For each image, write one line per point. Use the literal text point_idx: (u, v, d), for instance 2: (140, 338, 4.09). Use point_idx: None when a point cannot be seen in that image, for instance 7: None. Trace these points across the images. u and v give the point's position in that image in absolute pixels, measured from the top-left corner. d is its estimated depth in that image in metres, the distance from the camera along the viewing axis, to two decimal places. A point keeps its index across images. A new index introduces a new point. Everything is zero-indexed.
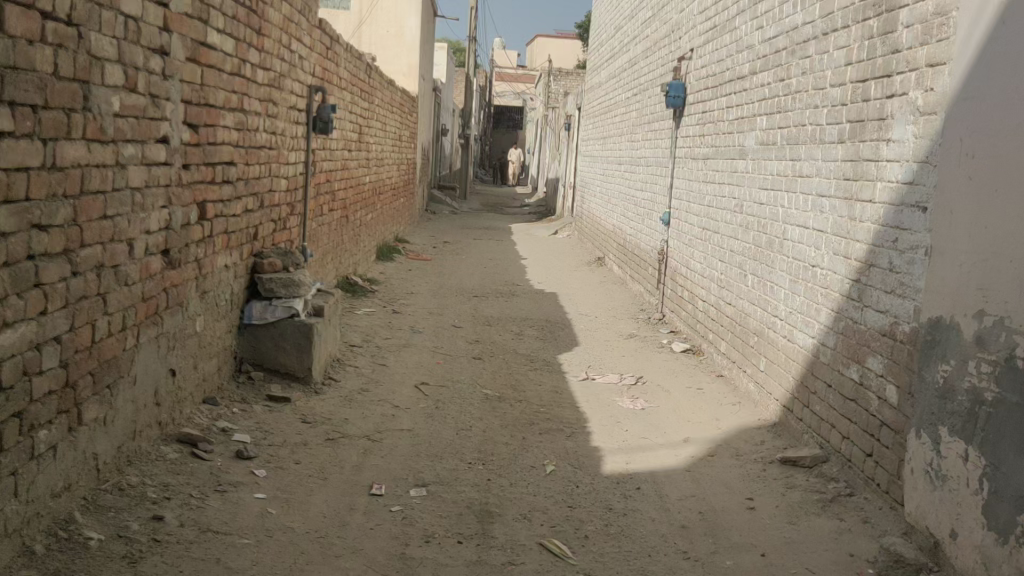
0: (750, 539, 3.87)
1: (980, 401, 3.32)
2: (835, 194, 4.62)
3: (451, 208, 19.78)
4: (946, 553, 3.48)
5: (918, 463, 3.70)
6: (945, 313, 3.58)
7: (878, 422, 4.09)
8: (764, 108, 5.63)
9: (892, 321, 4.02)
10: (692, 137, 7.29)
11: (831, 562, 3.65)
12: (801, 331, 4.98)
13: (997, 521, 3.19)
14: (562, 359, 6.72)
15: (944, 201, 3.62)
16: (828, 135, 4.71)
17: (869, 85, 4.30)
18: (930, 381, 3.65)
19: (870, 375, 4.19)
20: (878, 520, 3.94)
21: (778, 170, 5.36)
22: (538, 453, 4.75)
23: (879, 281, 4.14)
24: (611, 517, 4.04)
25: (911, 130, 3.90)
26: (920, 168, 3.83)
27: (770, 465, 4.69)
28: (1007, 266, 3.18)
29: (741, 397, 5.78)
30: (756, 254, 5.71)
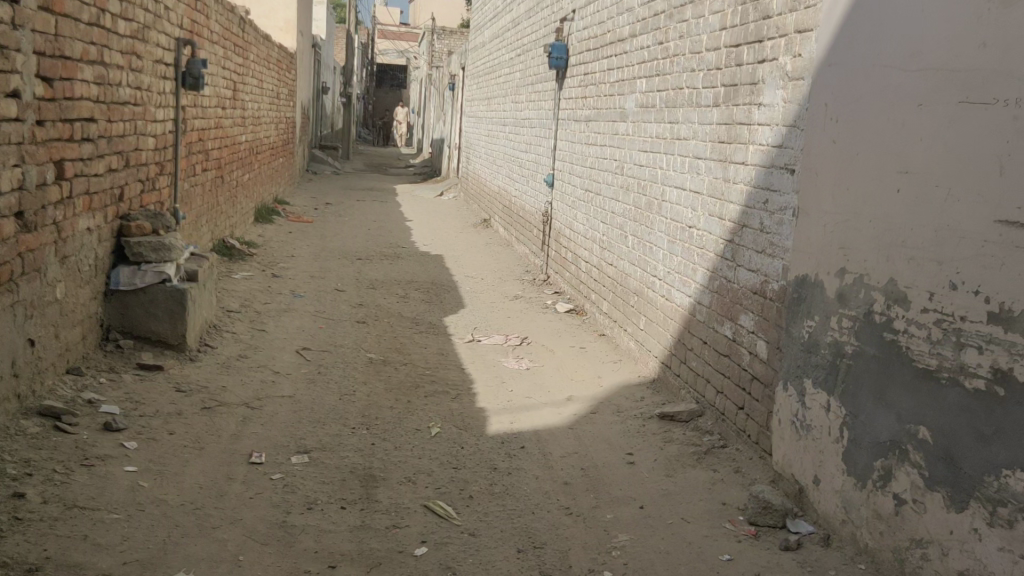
0: (629, 493, 3.99)
1: (841, 354, 3.52)
2: (709, 156, 4.75)
3: (333, 169, 19.35)
4: (810, 498, 3.70)
5: (785, 414, 3.90)
6: (810, 271, 3.76)
7: (750, 376, 4.27)
8: (644, 71, 5.70)
9: (762, 279, 4.18)
10: (574, 98, 7.33)
11: (705, 511, 3.81)
12: (678, 290, 5.13)
13: (856, 466, 3.41)
14: (448, 321, 6.71)
15: (809, 162, 3.78)
16: (704, 98, 4.83)
17: (742, 50, 4.41)
18: (796, 335, 3.83)
19: (742, 332, 4.36)
20: (748, 469, 4.14)
21: (657, 132, 5.46)
22: (424, 416, 4.74)
23: (751, 241, 4.30)
24: (495, 476, 4.08)
25: (780, 94, 4.03)
26: (788, 131, 3.97)
27: (649, 420, 4.84)
28: (867, 226, 3.38)
29: (622, 354, 5.93)
30: (635, 215, 5.82)
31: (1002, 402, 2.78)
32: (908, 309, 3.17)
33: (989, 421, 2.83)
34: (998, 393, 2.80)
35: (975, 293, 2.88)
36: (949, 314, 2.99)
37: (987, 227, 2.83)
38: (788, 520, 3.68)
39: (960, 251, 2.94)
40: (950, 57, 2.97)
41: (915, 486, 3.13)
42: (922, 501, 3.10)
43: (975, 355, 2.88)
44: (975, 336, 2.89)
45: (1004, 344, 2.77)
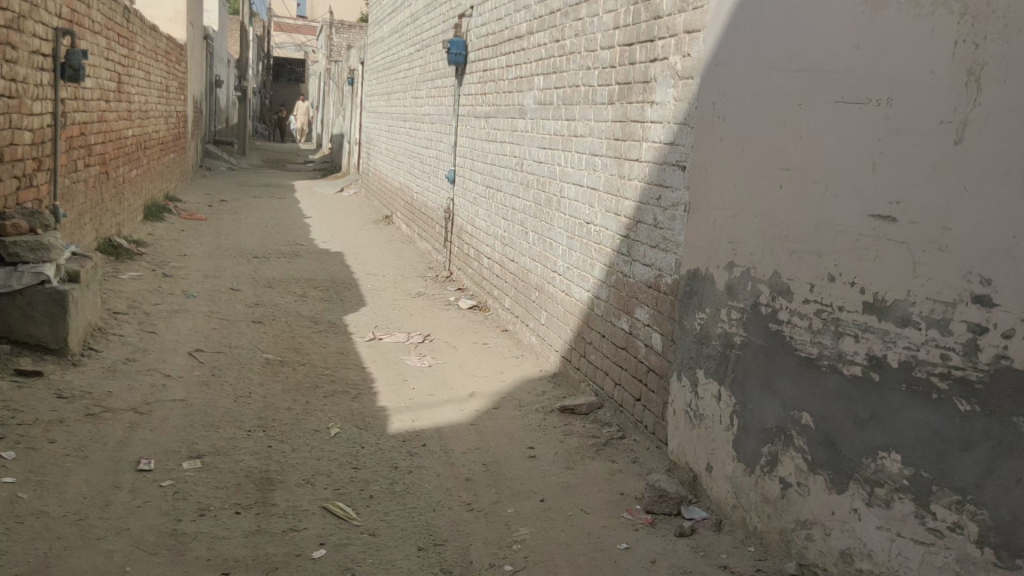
0: (530, 486, 4.03)
1: (730, 345, 3.65)
2: (605, 153, 4.83)
3: (228, 165, 18.80)
4: (703, 485, 3.82)
5: (679, 404, 4.01)
6: (700, 265, 3.87)
7: (645, 368, 4.37)
8: (541, 68, 5.75)
9: (656, 274, 4.28)
10: (474, 95, 7.34)
11: (603, 502, 3.89)
12: (577, 285, 5.20)
13: (747, 453, 3.55)
14: (348, 320, 6.61)
15: (698, 159, 3.89)
16: (599, 96, 4.90)
17: (634, 49, 4.50)
18: (689, 328, 3.94)
19: (638, 325, 4.46)
20: (645, 459, 4.24)
21: (554, 129, 5.52)
22: (323, 416, 4.67)
23: (645, 236, 4.39)
24: (396, 475, 4.05)
25: (671, 93, 4.14)
26: (679, 129, 4.07)
27: (550, 414, 4.89)
28: (752, 221, 3.52)
29: (524, 349, 5.98)
30: (535, 211, 5.87)
31: (878, 386, 3.02)
32: (791, 301, 3.34)
33: (865, 405, 3.06)
34: (873, 378, 3.03)
35: (852, 284, 3.09)
36: (828, 305, 3.18)
37: (863, 221, 3.03)
38: (683, 507, 3.79)
39: (838, 245, 3.13)
40: (827, 58, 3.13)
41: (800, 470, 3.30)
42: (807, 484, 3.28)
43: (852, 344, 3.10)
44: (852, 326, 3.10)
45: (879, 332, 3.00)
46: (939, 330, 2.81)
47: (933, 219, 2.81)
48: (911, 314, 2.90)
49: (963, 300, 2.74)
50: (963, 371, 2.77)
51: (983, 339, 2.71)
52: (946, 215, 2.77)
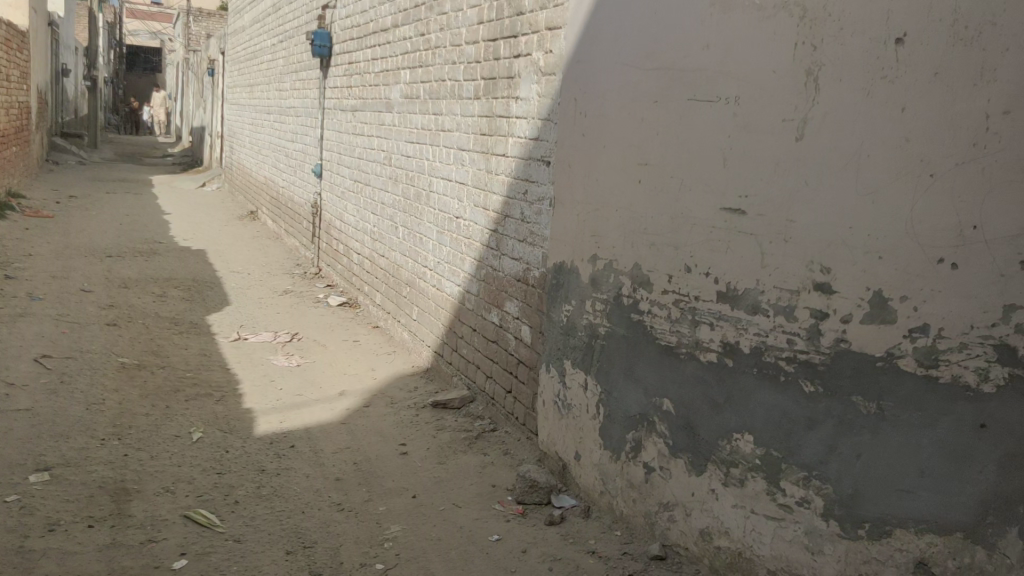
0: (402, 483, 4.01)
1: (595, 335, 3.75)
2: (472, 147, 4.85)
3: (77, 159, 17.74)
4: (572, 473, 3.91)
5: (548, 394, 4.08)
6: (566, 259, 3.94)
7: (515, 360, 4.42)
8: (407, 62, 5.71)
9: (524, 267, 4.34)
10: (339, 88, 7.21)
11: (475, 495, 3.91)
12: (447, 280, 5.21)
13: (613, 440, 3.66)
14: (211, 320, 6.38)
15: (562, 154, 3.96)
16: (465, 90, 4.92)
17: (498, 45, 4.54)
18: (556, 320, 4.02)
19: (507, 318, 4.50)
20: (516, 450, 4.29)
21: (421, 123, 5.50)
22: (184, 421, 4.48)
23: (513, 231, 4.44)
24: (263, 478, 3.94)
25: (535, 88, 4.19)
26: (543, 124, 4.13)
27: (422, 409, 4.88)
28: (613, 215, 3.61)
29: (396, 345, 5.94)
30: (404, 206, 5.83)
31: (731, 371, 3.18)
32: (651, 292, 3.45)
33: (720, 389, 3.22)
34: (727, 364, 3.20)
35: (707, 275, 3.23)
36: (685, 295, 3.31)
37: (715, 214, 3.17)
38: (552, 496, 3.86)
39: (693, 237, 3.26)
40: (679, 57, 3.25)
41: (662, 454, 3.44)
42: (668, 468, 3.42)
43: (708, 331, 3.24)
44: (707, 314, 3.24)
45: (731, 320, 3.16)
46: (785, 316, 3.01)
47: (779, 211, 2.99)
48: (760, 302, 3.08)
49: (806, 287, 2.96)
50: (807, 354, 2.98)
51: (825, 324, 2.93)
52: (790, 206, 2.96)
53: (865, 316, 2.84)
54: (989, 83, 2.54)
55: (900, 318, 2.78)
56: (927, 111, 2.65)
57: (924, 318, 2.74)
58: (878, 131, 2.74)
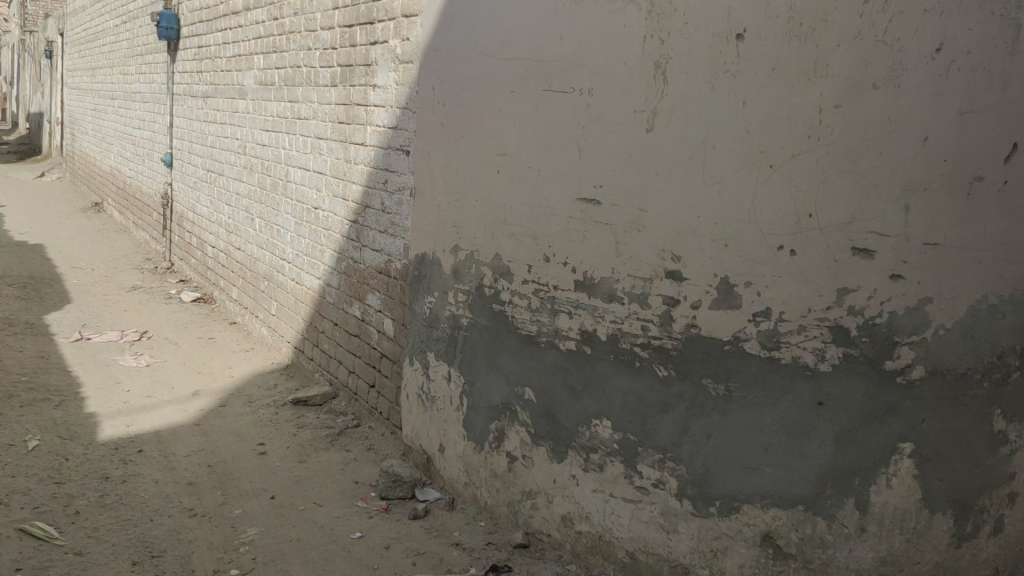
0: (259, 484, 3.87)
1: (458, 326, 3.72)
2: (330, 136, 4.72)
3: None
4: (436, 466, 3.88)
5: (411, 387, 4.03)
6: (427, 250, 3.89)
7: (378, 353, 4.35)
8: (260, 47, 5.50)
9: (386, 259, 4.26)
10: (189, 73, 6.87)
11: (337, 493, 3.83)
12: (307, 272, 5.06)
13: (476, 432, 3.65)
14: (50, 320, 5.96)
15: (420, 144, 3.89)
16: (321, 77, 4.78)
17: (355, 31, 4.43)
18: (418, 311, 3.97)
19: (369, 311, 4.42)
20: (380, 445, 4.23)
21: (277, 111, 5.31)
22: (17, 428, 4.16)
23: (373, 221, 4.36)
24: (108, 487, 3.72)
25: (393, 76, 4.12)
26: (401, 113, 4.07)
27: (281, 407, 4.73)
28: (473, 205, 3.59)
29: (255, 342, 5.73)
30: (260, 197, 5.62)
31: (590, 358, 3.24)
32: (511, 281, 3.45)
33: (580, 376, 3.28)
34: (586, 351, 3.25)
35: (565, 264, 3.27)
36: (543, 284, 3.34)
37: (571, 204, 3.21)
38: (416, 490, 3.82)
39: (551, 227, 3.29)
40: (533, 47, 3.26)
41: (524, 443, 3.46)
42: (530, 456, 3.44)
43: (567, 320, 3.28)
44: (566, 303, 3.28)
45: (589, 308, 3.22)
46: (639, 303, 3.10)
47: (631, 201, 3.07)
48: (616, 290, 3.15)
49: (659, 275, 3.05)
50: (660, 340, 3.08)
51: (676, 310, 3.04)
52: (641, 197, 3.05)
53: (713, 301, 2.98)
54: (821, 78, 2.75)
55: (744, 303, 2.94)
56: (766, 104, 2.81)
57: (767, 302, 2.92)
58: (722, 122, 2.87)
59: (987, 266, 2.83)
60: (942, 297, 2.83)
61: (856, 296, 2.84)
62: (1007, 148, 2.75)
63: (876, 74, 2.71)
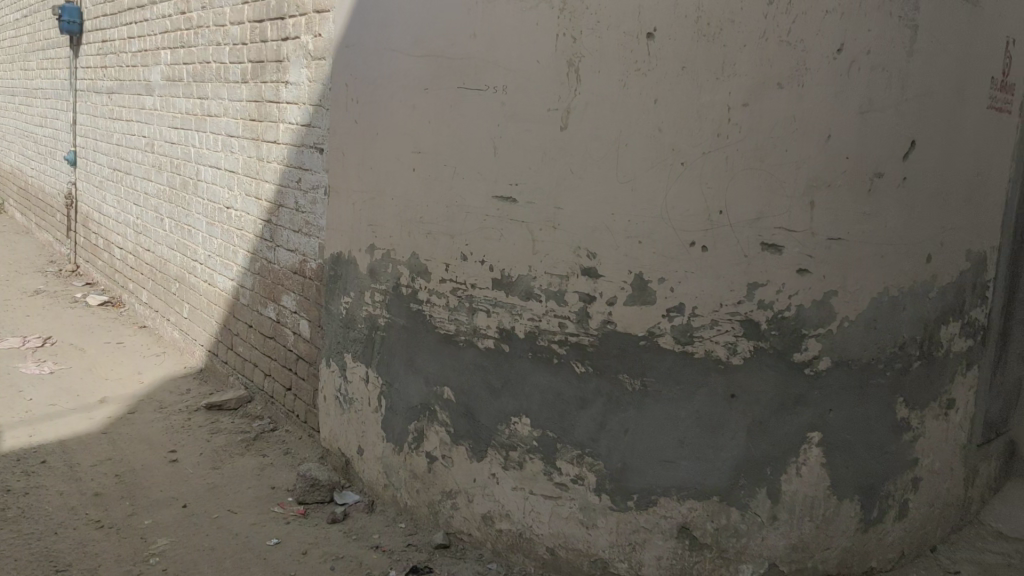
0: (171, 493, 3.75)
1: (375, 326, 3.67)
2: (241, 134, 4.61)
3: None
4: (355, 468, 3.83)
5: (329, 389, 3.97)
6: (342, 249, 3.83)
7: (295, 355, 4.27)
8: (167, 41, 5.32)
9: (301, 259, 4.18)
10: (93, 68, 6.61)
11: (253, 499, 3.74)
12: (220, 274, 4.93)
13: (394, 433, 3.61)
14: None
15: (334, 142, 3.82)
16: (231, 73, 4.66)
17: (265, 26, 4.33)
18: (334, 312, 3.90)
19: (285, 313, 4.33)
20: (297, 449, 4.16)
21: (186, 107, 5.16)
22: None
23: (287, 221, 4.27)
24: (8, 500, 3.55)
25: (305, 73, 4.04)
26: (314, 110, 3.99)
27: (194, 413, 4.60)
28: (388, 204, 3.53)
29: (166, 345, 5.55)
30: (170, 197, 5.45)
31: (509, 357, 3.24)
32: (428, 281, 3.41)
33: (498, 374, 3.27)
34: (504, 350, 3.24)
35: (482, 263, 3.25)
36: (461, 283, 3.32)
37: (488, 202, 3.20)
38: (335, 493, 3.76)
39: (468, 226, 3.27)
40: (447, 44, 3.24)
41: (443, 443, 3.43)
42: (450, 456, 3.42)
43: (485, 319, 3.27)
44: (484, 301, 3.26)
45: (507, 306, 3.21)
46: (556, 300, 3.11)
47: (546, 199, 3.07)
48: (533, 288, 3.15)
49: (575, 272, 3.07)
50: (577, 337, 3.10)
51: (592, 307, 3.07)
52: (557, 194, 3.05)
53: (628, 298, 3.02)
54: (729, 77, 2.81)
55: (658, 299, 2.99)
56: (677, 103, 2.85)
57: (680, 298, 2.97)
58: (634, 121, 2.90)
59: (888, 260, 3.03)
60: (846, 290, 2.98)
61: (765, 290, 2.93)
62: (904, 146, 2.95)
63: (781, 74, 2.80)
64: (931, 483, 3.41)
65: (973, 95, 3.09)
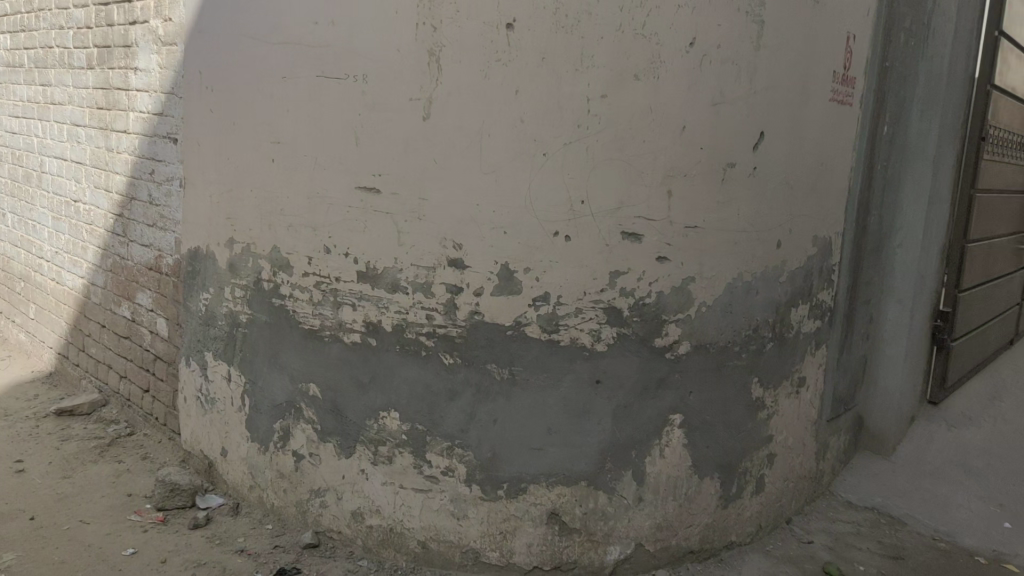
0: (17, 505, 3.51)
1: (236, 323, 3.54)
2: (88, 123, 4.35)
3: None
4: (219, 471, 3.70)
5: (189, 389, 3.81)
6: (200, 244, 3.67)
7: (152, 356, 4.08)
8: (5, 24, 4.97)
9: (156, 254, 3.99)
10: None
11: (108, 507, 3.55)
12: (69, 272, 4.65)
13: (258, 432, 3.51)
14: None
15: (189, 131, 3.65)
16: (76, 59, 4.39)
17: (112, 10, 4.10)
18: (193, 309, 3.75)
19: (140, 311, 4.13)
20: (157, 453, 3.99)
21: (27, 96, 4.83)
22: None
23: (140, 215, 4.06)
24: None
25: (155, 59, 3.85)
26: (166, 98, 3.81)
27: (43, 419, 4.33)
28: (247, 196, 3.40)
29: (12, 349, 5.22)
30: (12, 191, 5.09)
31: (375, 351, 3.18)
32: (291, 275, 3.31)
33: (365, 369, 3.21)
34: (370, 344, 3.19)
35: (346, 255, 3.17)
36: (325, 276, 3.23)
37: (350, 193, 3.12)
38: (198, 497, 3.62)
39: (330, 218, 3.18)
40: (305, 32, 3.13)
41: (310, 441, 3.35)
42: (317, 453, 3.34)
43: (350, 313, 3.20)
44: (349, 295, 3.19)
45: (372, 299, 3.15)
46: (423, 292, 3.08)
47: (410, 190, 3.03)
48: (400, 280, 3.10)
49: (441, 264, 3.04)
50: (445, 328, 3.08)
51: (459, 298, 3.05)
52: (421, 185, 3.02)
53: (495, 288, 3.02)
54: (588, 69, 2.85)
55: (524, 289, 3.01)
56: (537, 94, 2.87)
57: (545, 287, 3.00)
58: (496, 111, 2.90)
59: (741, 246, 3.16)
60: (703, 276, 3.11)
61: (627, 278, 3.01)
62: (754, 138, 3.08)
63: (637, 67, 2.87)
64: (785, 458, 3.60)
65: (817, 88, 3.25)
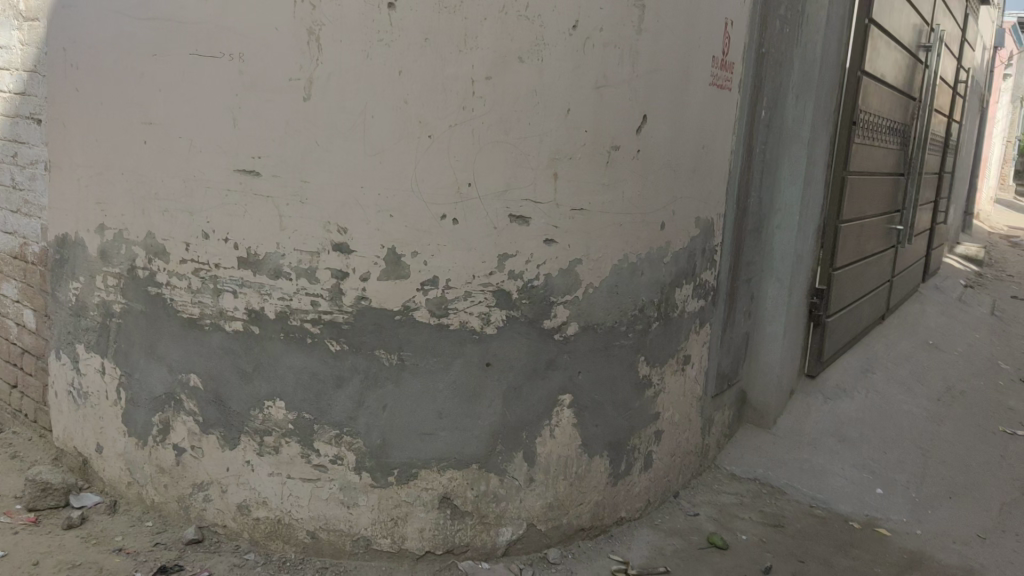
0: None
1: (109, 313, 3.38)
2: None
3: None
4: (94, 468, 3.53)
5: (59, 384, 3.63)
6: (68, 231, 3.48)
7: (20, 349, 3.89)
8: None
9: (22, 242, 3.78)
10: None
11: None
12: None
13: (136, 426, 3.36)
14: None
15: (54, 112, 3.45)
16: None
17: None
18: (62, 300, 3.56)
19: (6, 303, 3.92)
20: (26, 452, 3.79)
21: None
22: None
23: (3, 201, 3.83)
24: None
25: (17, 36, 3.63)
26: (29, 77, 3.59)
27: None
28: (118, 179, 3.24)
29: None
30: None
31: (259, 339, 3.09)
32: (167, 262, 3.17)
33: (248, 358, 3.12)
34: (253, 332, 3.09)
35: (226, 241, 3.06)
36: (203, 262, 3.11)
37: (229, 176, 3.00)
38: (71, 496, 3.46)
39: (207, 202, 3.06)
40: (174, 7, 2.97)
41: (191, 434, 3.24)
42: (200, 446, 3.23)
43: (231, 300, 3.09)
44: (230, 281, 3.08)
45: (254, 286, 3.06)
46: (307, 278, 3.00)
47: (292, 173, 2.94)
48: (283, 266, 3.02)
49: (326, 249, 2.97)
50: (330, 314, 3.02)
51: (345, 284, 2.99)
52: (302, 168, 2.93)
53: (381, 273, 2.97)
54: (471, 50, 2.82)
55: (411, 273, 2.98)
56: (420, 75, 2.83)
57: (433, 271, 2.98)
58: (379, 92, 2.84)
59: (626, 228, 3.21)
60: (589, 258, 3.14)
61: (515, 261, 3.02)
62: (637, 120, 3.13)
63: (521, 49, 2.86)
64: (672, 434, 3.69)
65: (697, 73, 3.32)
